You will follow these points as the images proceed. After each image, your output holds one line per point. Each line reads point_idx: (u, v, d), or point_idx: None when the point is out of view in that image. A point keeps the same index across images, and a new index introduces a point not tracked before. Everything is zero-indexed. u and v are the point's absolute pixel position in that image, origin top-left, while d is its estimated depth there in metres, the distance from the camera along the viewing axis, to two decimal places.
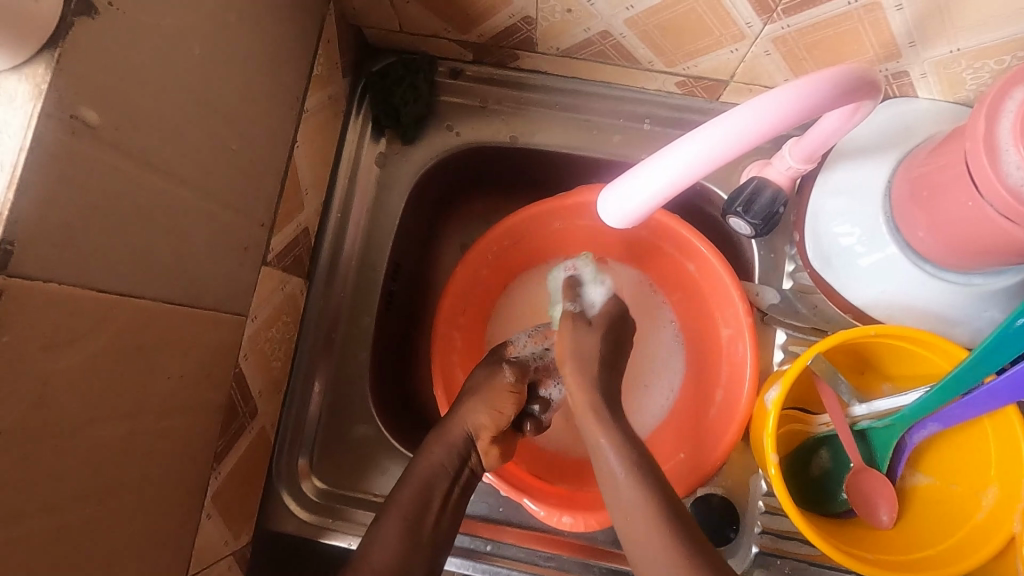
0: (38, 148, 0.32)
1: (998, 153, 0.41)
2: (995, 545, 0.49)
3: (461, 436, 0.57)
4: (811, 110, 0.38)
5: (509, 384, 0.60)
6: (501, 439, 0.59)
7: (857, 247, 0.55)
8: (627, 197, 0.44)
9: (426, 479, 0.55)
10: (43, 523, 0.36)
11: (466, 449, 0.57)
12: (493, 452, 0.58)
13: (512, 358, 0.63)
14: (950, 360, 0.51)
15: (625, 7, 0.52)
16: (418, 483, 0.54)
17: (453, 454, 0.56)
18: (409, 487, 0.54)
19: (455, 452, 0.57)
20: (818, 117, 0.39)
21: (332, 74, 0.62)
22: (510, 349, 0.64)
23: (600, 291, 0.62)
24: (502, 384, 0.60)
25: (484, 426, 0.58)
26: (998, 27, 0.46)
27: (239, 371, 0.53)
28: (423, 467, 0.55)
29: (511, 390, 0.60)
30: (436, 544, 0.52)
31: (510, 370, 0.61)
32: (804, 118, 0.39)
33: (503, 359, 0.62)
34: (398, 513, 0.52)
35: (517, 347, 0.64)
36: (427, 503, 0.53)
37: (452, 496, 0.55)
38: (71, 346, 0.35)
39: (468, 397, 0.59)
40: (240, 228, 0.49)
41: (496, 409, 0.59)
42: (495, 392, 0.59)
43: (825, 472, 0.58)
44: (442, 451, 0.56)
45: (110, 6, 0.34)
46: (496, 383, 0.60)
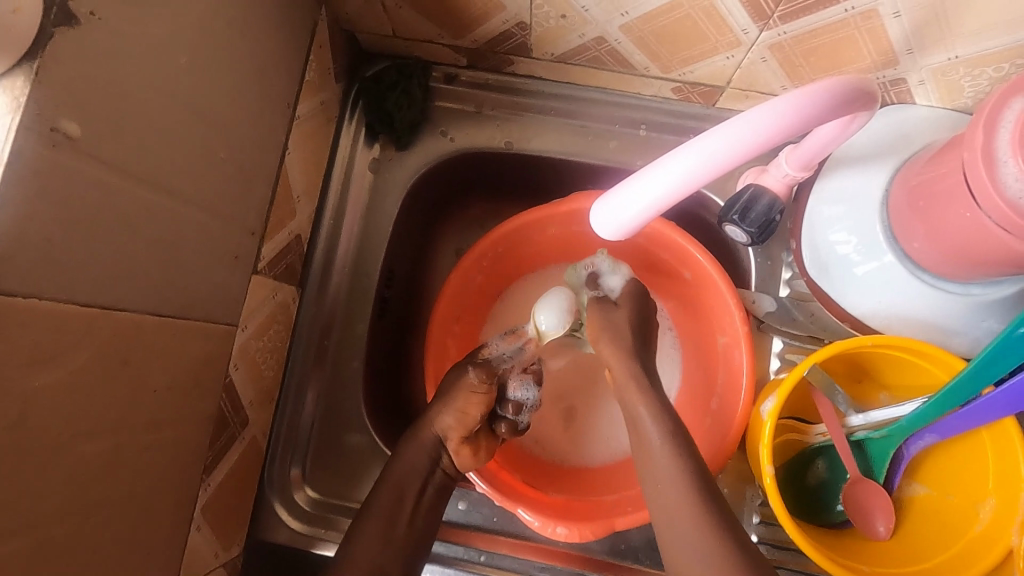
0: (17, 162, 0.31)
1: (996, 164, 0.40)
2: (993, 558, 0.48)
3: (432, 439, 0.58)
4: (809, 120, 0.37)
5: (474, 386, 0.58)
6: (474, 438, 0.59)
7: (854, 255, 0.54)
8: (622, 207, 0.43)
9: (399, 479, 0.56)
10: (25, 542, 0.35)
11: (437, 452, 0.58)
12: (464, 452, 0.58)
13: (484, 359, 0.61)
14: (948, 371, 0.51)
15: (620, 13, 0.52)
16: (391, 484, 0.56)
17: (430, 456, 0.58)
18: (384, 486, 0.56)
19: (433, 452, 0.58)
20: (816, 127, 0.39)
21: (325, 79, 0.61)
22: (484, 351, 0.61)
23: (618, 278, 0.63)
24: (467, 387, 0.58)
25: (451, 427, 0.58)
26: (996, 35, 0.46)
27: (229, 381, 0.52)
28: (400, 468, 0.57)
29: (474, 392, 0.58)
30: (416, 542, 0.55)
31: (474, 372, 0.58)
32: (803, 129, 0.38)
33: (469, 362, 0.60)
34: (382, 514, 0.55)
35: (491, 349, 0.62)
36: (401, 503, 0.56)
37: (424, 495, 0.57)
38: (51, 363, 0.34)
39: (441, 396, 0.59)
40: (229, 238, 0.48)
41: (462, 412, 0.57)
42: (462, 395, 0.58)
43: (821, 483, 0.58)
44: (420, 450, 0.58)
45: (92, 16, 0.34)
46: (461, 386, 0.58)
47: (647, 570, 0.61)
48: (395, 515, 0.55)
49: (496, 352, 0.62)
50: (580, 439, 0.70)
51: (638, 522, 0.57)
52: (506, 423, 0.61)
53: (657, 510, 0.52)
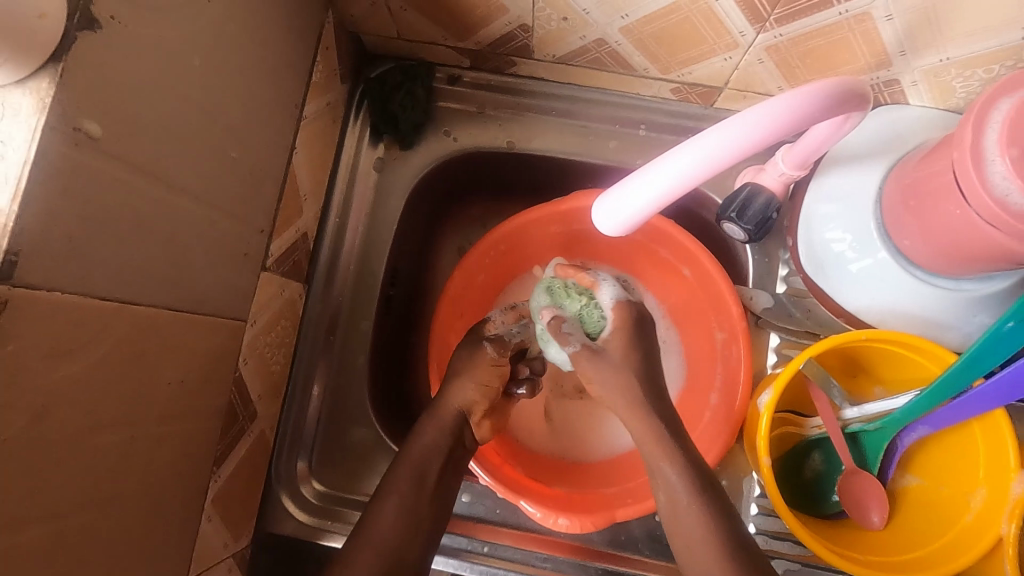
0: (42, 161, 0.32)
1: (985, 164, 0.41)
2: (984, 546, 0.49)
3: (452, 417, 0.59)
4: (803, 120, 0.38)
5: (493, 357, 0.61)
6: (491, 412, 0.62)
7: (849, 252, 0.56)
8: (623, 204, 0.44)
9: (420, 458, 0.56)
10: (47, 528, 0.36)
11: (459, 430, 0.59)
12: (485, 425, 0.61)
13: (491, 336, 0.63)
14: (940, 364, 0.52)
15: (620, 15, 0.53)
16: (412, 463, 0.56)
17: (447, 436, 0.58)
18: (403, 468, 0.55)
19: (450, 433, 0.58)
20: (810, 126, 0.40)
21: (331, 80, 0.62)
22: (487, 328, 0.63)
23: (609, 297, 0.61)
24: (485, 360, 0.61)
25: (476, 401, 0.60)
26: (987, 36, 0.47)
27: (238, 375, 0.53)
28: (419, 447, 0.57)
29: (495, 363, 0.61)
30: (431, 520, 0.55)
31: (491, 347, 0.62)
32: (797, 129, 0.39)
33: (483, 337, 0.63)
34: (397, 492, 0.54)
35: (493, 324, 0.64)
36: (423, 480, 0.55)
37: (445, 471, 0.57)
38: (72, 355, 0.35)
39: (454, 377, 0.60)
40: (239, 236, 0.50)
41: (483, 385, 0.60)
42: (481, 368, 0.61)
43: (817, 475, 0.59)
44: (435, 433, 0.57)
45: (112, 20, 0.35)
46: (478, 359, 0.61)
47: (647, 561, 0.62)
48: (411, 492, 0.54)
49: (499, 325, 0.64)
50: (582, 433, 0.71)
51: (637, 513, 0.59)
52: (527, 383, 0.65)
53: (674, 528, 0.53)
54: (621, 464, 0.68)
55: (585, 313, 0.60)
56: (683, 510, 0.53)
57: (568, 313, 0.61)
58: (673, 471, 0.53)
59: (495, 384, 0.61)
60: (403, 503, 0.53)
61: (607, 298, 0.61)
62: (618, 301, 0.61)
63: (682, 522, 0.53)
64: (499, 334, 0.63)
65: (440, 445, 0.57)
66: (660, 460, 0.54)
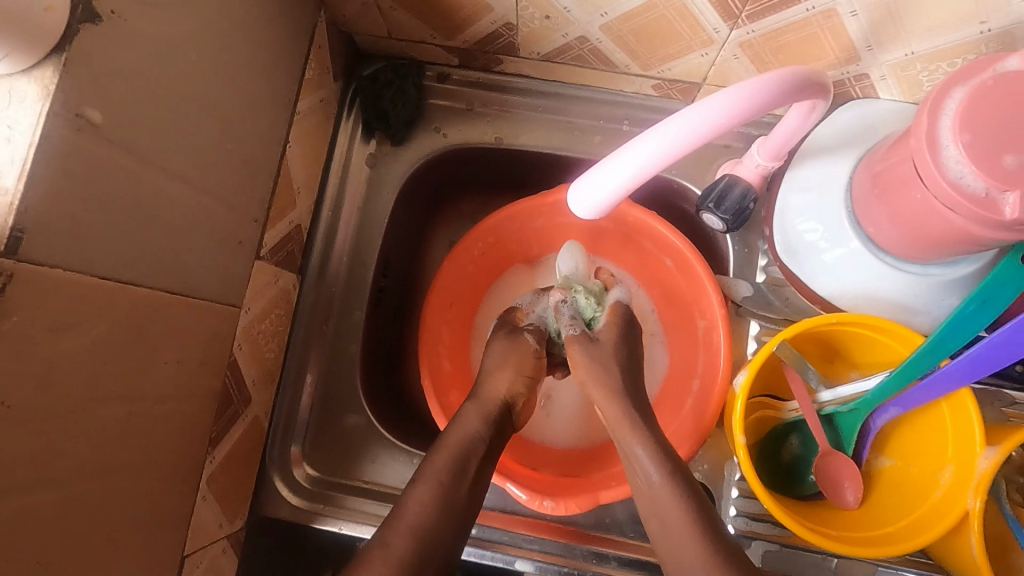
0: (46, 144, 0.34)
1: (939, 150, 0.42)
2: (951, 521, 0.51)
3: (488, 409, 0.59)
4: (755, 107, 0.40)
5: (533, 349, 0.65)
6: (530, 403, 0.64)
7: (821, 242, 0.58)
8: (594, 190, 0.46)
9: (461, 446, 0.55)
10: (48, 496, 0.38)
11: (499, 420, 0.59)
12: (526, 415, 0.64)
13: (526, 326, 0.67)
14: (909, 346, 0.54)
15: (600, 14, 0.55)
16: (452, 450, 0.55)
17: (483, 426, 0.57)
18: (443, 454, 0.54)
19: (489, 422, 0.58)
20: (765, 112, 0.42)
21: (324, 78, 0.64)
22: (521, 316, 0.68)
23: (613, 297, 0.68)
24: (525, 349, 0.64)
25: (519, 392, 0.62)
26: (947, 31, 0.49)
27: (233, 360, 0.55)
28: (457, 437, 0.55)
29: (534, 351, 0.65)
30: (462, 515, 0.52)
31: (531, 336, 0.66)
32: (751, 115, 0.41)
33: (523, 328, 0.66)
34: (432, 478, 0.52)
35: (525, 313, 0.69)
36: (464, 469, 0.54)
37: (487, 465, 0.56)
38: (72, 330, 0.37)
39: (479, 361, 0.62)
40: (235, 224, 0.52)
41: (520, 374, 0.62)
42: (521, 356, 0.64)
43: (795, 458, 0.61)
44: (479, 422, 0.58)
45: (112, 14, 0.37)
46: (518, 348, 0.64)
47: (630, 543, 0.64)
48: (452, 478, 0.52)
49: (529, 313, 0.69)
50: (570, 421, 0.73)
51: (621, 496, 0.60)
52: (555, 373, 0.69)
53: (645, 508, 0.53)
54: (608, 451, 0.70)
55: (586, 306, 0.67)
56: (660, 499, 0.51)
57: (573, 306, 0.67)
58: (655, 464, 0.53)
59: (533, 375, 0.64)
60: (440, 491, 0.51)
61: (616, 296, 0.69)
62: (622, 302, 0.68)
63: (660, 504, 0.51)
64: (533, 323, 0.68)
65: (477, 434, 0.56)
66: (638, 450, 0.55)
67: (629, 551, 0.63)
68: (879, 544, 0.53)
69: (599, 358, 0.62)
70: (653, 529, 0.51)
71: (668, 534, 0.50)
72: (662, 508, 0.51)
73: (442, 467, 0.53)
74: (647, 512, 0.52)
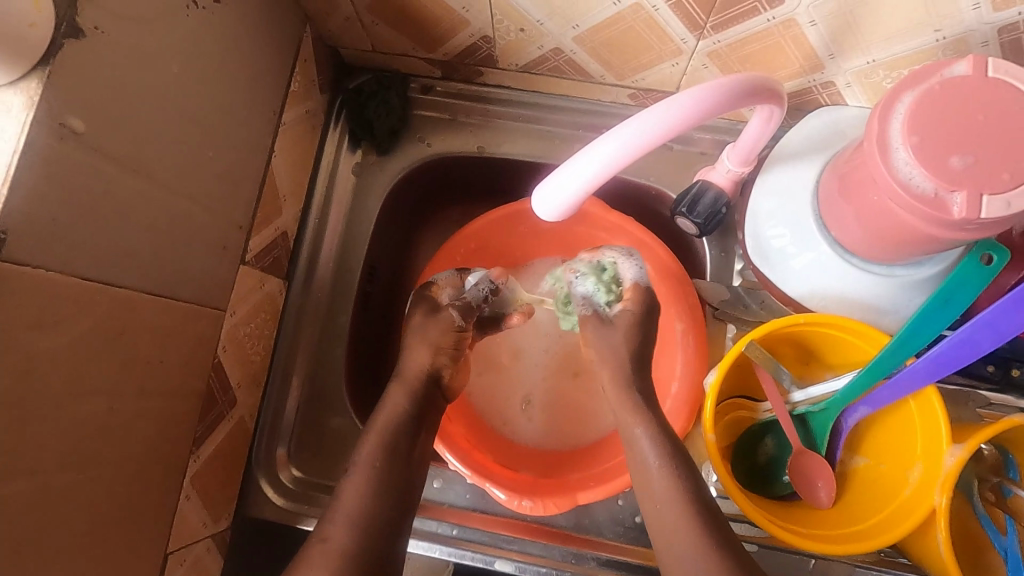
0: (30, 151, 0.36)
1: (890, 152, 0.44)
2: (918, 517, 0.51)
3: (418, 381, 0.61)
4: (694, 116, 0.44)
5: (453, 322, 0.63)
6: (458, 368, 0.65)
7: (789, 247, 0.59)
8: (555, 194, 0.48)
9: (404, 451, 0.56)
10: (29, 486, 0.40)
11: (425, 391, 0.60)
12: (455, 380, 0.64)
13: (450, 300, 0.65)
14: (875, 345, 0.55)
15: (572, 26, 0.57)
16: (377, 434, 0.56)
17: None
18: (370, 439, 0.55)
19: (413, 400, 0.59)
20: (706, 119, 0.45)
21: (310, 90, 0.67)
22: (439, 294, 0.64)
23: (631, 272, 0.63)
24: (444, 327, 0.62)
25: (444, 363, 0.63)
26: (905, 39, 0.51)
27: (217, 361, 0.57)
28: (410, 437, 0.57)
29: (454, 328, 0.63)
30: (404, 497, 0.53)
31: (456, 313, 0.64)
32: (693, 122, 0.44)
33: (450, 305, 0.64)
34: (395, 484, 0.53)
35: (441, 288, 0.65)
36: (390, 451, 0.55)
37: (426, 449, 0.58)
38: (55, 327, 0.39)
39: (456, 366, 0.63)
40: (218, 230, 0.54)
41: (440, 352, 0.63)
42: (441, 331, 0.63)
43: (770, 458, 0.62)
44: (402, 398, 0.59)
45: (96, 30, 0.40)
46: (439, 323, 0.63)
47: (610, 544, 0.64)
48: (401, 470, 0.54)
49: (446, 289, 0.65)
50: (554, 425, 0.74)
51: (598, 496, 0.61)
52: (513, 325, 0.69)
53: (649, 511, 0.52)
54: (599, 451, 0.71)
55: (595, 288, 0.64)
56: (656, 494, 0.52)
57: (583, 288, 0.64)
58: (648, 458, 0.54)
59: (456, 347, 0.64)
60: (371, 477, 0.53)
61: (629, 274, 0.63)
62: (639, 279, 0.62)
63: (653, 489, 0.53)
64: (467, 298, 0.65)
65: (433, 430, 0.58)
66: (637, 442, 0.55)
67: (609, 552, 0.63)
68: (850, 541, 0.53)
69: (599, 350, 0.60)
70: (655, 531, 0.51)
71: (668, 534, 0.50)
72: (660, 510, 0.51)
73: (372, 453, 0.54)
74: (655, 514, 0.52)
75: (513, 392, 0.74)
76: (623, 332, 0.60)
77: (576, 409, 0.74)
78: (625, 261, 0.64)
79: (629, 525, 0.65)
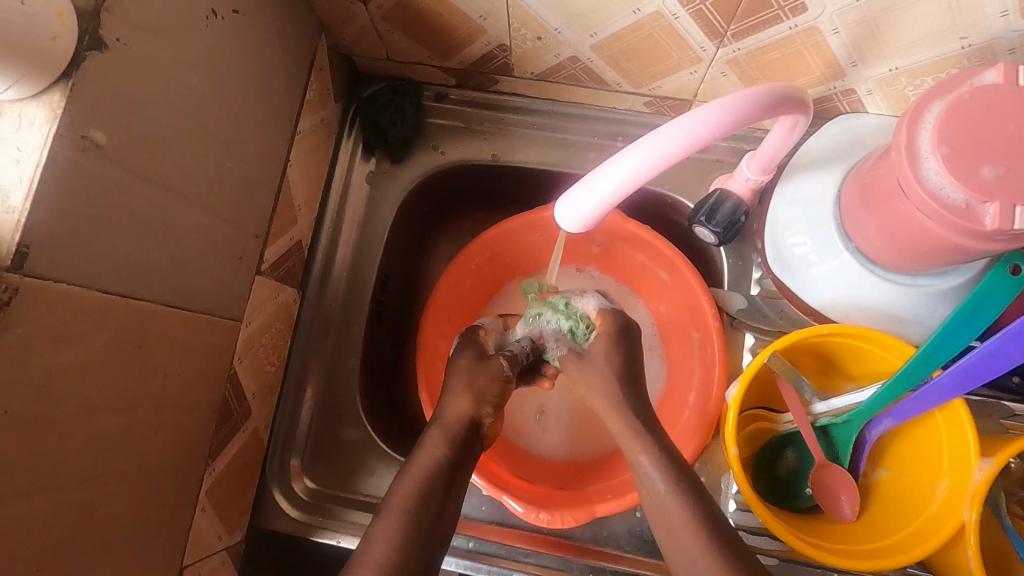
0: (52, 164, 0.36)
1: (919, 161, 0.43)
2: (947, 532, 0.50)
3: (456, 424, 0.55)
4: (729, 123, 0.43)
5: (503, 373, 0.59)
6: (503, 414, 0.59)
7: (811, 255, 0.58)
8: (581, 203, 0.47)
9: None
10: (48, 502, 0.39)
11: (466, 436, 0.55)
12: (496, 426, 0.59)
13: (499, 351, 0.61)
14: (900, 356, 0.54)
15: (590, 34, 0.57)
16: (415, 474, 0.51)
17: None
18: (407, 478, 0.51)
19: (455, 444, 0.54)
20: (739, 127, 0.44)
21: (325, 99, 0.67)
22: (485, 340, 0.62)
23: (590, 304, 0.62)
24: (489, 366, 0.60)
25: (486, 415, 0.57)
26: (929, 46, 0.50)
27: (233, 372, 0.56)
28: None
29: (502, 377, 0.58)
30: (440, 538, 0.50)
31: (504, 362, 0.59)
32: (726, 130, 0.44)
33: (497, 354, 0.60)
34: None
35: (488, 332, 0.64)
36: (428, 496, 0.50)
37: None
38: (76, 342, 0.39)
39: None
40: (236, 240, 0.53)
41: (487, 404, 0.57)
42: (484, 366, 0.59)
43: (791, 472, 0.61)
44: (440, 441, 0.54)
45: (119, 41, 0.39)
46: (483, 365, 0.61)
47: (627, 557, 0.64)
48: None
49: (492, 331, 0.64)
50: (570, 436, 0.73)
51: (617, 508, 0.60)
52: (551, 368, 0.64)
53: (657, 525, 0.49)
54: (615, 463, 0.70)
55: (567, 325, 0.60)
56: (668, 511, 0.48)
57: (549, 326, 0.61)
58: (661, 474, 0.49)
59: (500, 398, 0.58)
60: (405, 521, 0.48)
61: (590, 306, 0.62)
62: (602, 309, 0.61)
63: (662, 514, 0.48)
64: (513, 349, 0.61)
65: (445, 459, 0.52)
66: (643, 456, 0.50)
67: (626, 566, 0.63)
68: (875, 557, 0.52)
69: (586, 371, 0.57)
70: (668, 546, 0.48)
71: (672, 540, 0.47)
72: (675, 531, 0.47)
73: (406, 496, 0.49)
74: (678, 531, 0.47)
75: (527, 402, 0.74)
76: (602, 354, 0.57)
77: (591, 420, 0.73)
78: (579, 299, 0.63)
79: (647, 538, 0.64)
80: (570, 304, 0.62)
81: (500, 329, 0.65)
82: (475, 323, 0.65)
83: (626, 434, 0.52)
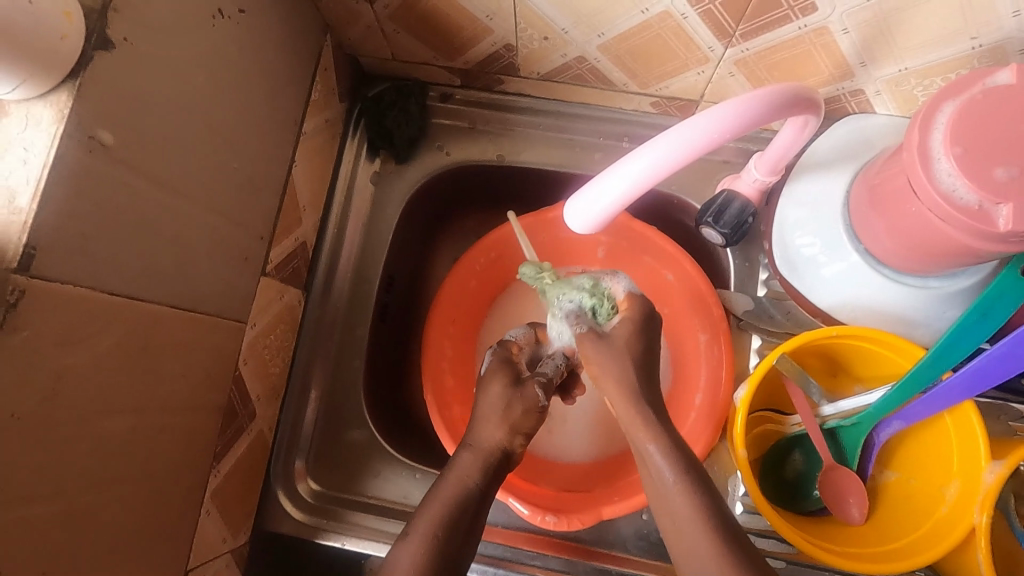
0: (59, 164, 0.36)
1: (932, 163, 0.43)
2: (957, 535, 0.50)
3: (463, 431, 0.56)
4: (743, 123, 0.43)
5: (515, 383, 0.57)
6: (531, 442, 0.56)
7: (819, 256, 0.58)
8: (591, 203, 0.47)
9: None
10: (53, 506, 0.39)
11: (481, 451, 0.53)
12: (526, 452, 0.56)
13: (532, 374, 0.57)
14: (909, 358, 0.54)
15: (597, 34, 0.57)
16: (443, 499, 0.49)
17: None
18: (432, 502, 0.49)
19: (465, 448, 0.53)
20: (752, 128, 0.44)
21: (330, 99, 0.66)
22: (517, 356, 0.60)
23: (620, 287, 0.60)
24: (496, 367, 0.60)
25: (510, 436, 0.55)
26: (939, 46, 0.50)
27: (238, 374, 0.56)
28: None
29: (537, 407, 0.54)
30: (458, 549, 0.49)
31: (541, 392, 0.55)
32: (739, 130, 0.44)
33: (535, 381, 0.55)
34: None
35: (521, 348, 0.61)
36: (438, 503, 0.49)
37: None
38: (83, 344, 0.38)
39: None
40: (241, 241, 0.53)
41: (520, 430, 0.54)
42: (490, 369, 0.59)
43: (799, 475, 0.61)
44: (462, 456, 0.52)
45: (125, 41, 0.39)
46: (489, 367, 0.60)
47: (634, 559, 0.63)
48: None
49: (525, 347, 0.61)
50: (576, 437, 0.73)
51: (624, 510, 0.60)
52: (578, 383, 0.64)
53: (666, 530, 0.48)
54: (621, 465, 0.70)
55: (592, 304, 0.57)
56: (675, 516, 0.47)
57: (573, 303, 0.58)
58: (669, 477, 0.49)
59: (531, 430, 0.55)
60: (423, 535, 0.47)
61: (620, 288, 0.60)
62: (631, 291, 0.59)
63: (663, 515, 0.47)
64: (545, 372, 0.57)
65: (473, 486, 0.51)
66: (653, 455, 0.49)
67: (633, 568, 0.63)
68: (885, 560, 0.52)
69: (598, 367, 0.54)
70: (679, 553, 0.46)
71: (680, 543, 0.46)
72: (686, 537, 0.46)
73: (435, 522, 0.47)
74: (685, 539, 0.46)
75: None
76: (622, 339, 0.53)
77: (596, 421, 0.73)
78: (610, 281, 0.61)
79: (654, 541, 0.64)
80: (598, 286, 0.59)
81: (532, 341, 0.63)
82: (505, 338, 0.63)
83: (636, 422, 0.50)
